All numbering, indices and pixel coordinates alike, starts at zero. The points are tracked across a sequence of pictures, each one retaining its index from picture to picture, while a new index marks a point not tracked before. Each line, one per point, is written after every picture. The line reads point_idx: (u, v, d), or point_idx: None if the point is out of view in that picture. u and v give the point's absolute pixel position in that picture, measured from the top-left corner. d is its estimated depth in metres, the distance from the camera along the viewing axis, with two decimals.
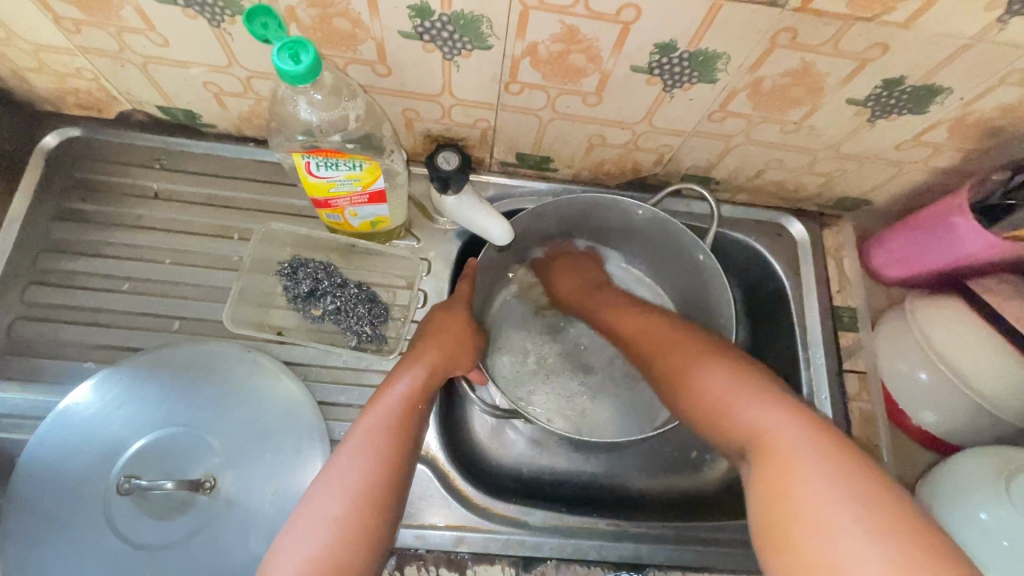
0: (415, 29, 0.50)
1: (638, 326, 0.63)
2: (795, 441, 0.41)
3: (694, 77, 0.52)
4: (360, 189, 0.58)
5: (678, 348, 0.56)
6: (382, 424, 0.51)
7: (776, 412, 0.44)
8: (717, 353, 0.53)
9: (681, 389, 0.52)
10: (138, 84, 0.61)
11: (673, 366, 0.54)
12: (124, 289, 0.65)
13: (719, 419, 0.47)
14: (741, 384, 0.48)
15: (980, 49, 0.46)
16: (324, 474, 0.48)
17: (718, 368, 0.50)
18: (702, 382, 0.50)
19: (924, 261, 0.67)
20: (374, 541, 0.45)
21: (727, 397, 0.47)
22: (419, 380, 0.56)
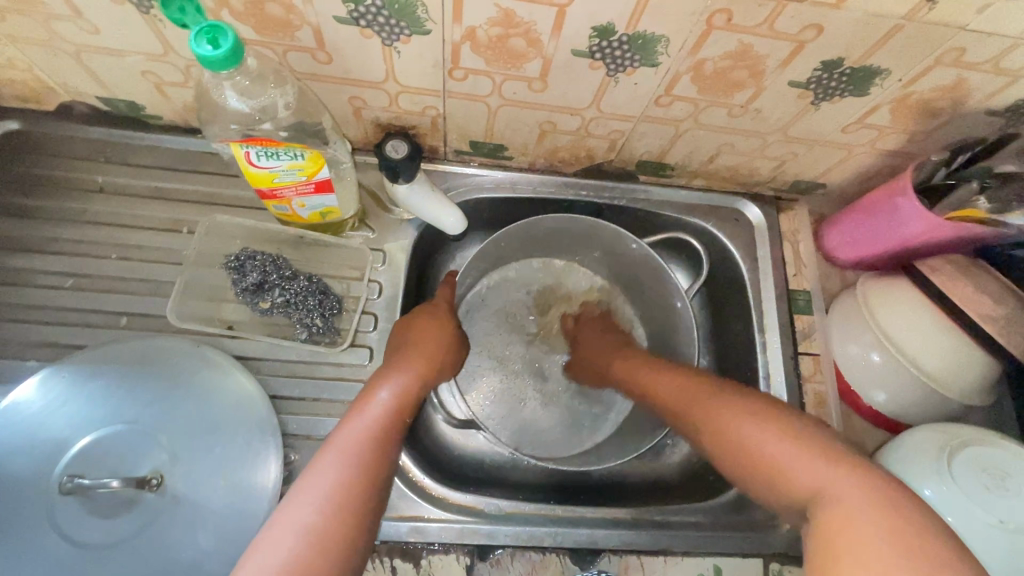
0: (350, 14, 0.48)
1: (661, 387, 0.60)
2: (860, 500, 0.40)
3: (636, 61, 0.52)
4: (305, 179, 0.57)
5: (708, 405, 0.53)
6: (367, 437, 0.49)
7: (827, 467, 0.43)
8: (751, 404, 0.51)
9: (723, 453, 0.50)
10: (74, 74, 0.59)
11: (710, 425, 0.52)
12: (68, 286, 0.63)
13: (778, 479, 0.46)
14: (797, 443, 0.46)
15: (912, 29, 0.46)
16: (305, 484, 0.46)
17: (760, 423, 0.49)
18: (750, 442, 0.48)
19: (873, 244, 0.68)
20: (348, 554, 0.43)
21: (784, 458, 0.46)
22: (401, 389, 0.55)
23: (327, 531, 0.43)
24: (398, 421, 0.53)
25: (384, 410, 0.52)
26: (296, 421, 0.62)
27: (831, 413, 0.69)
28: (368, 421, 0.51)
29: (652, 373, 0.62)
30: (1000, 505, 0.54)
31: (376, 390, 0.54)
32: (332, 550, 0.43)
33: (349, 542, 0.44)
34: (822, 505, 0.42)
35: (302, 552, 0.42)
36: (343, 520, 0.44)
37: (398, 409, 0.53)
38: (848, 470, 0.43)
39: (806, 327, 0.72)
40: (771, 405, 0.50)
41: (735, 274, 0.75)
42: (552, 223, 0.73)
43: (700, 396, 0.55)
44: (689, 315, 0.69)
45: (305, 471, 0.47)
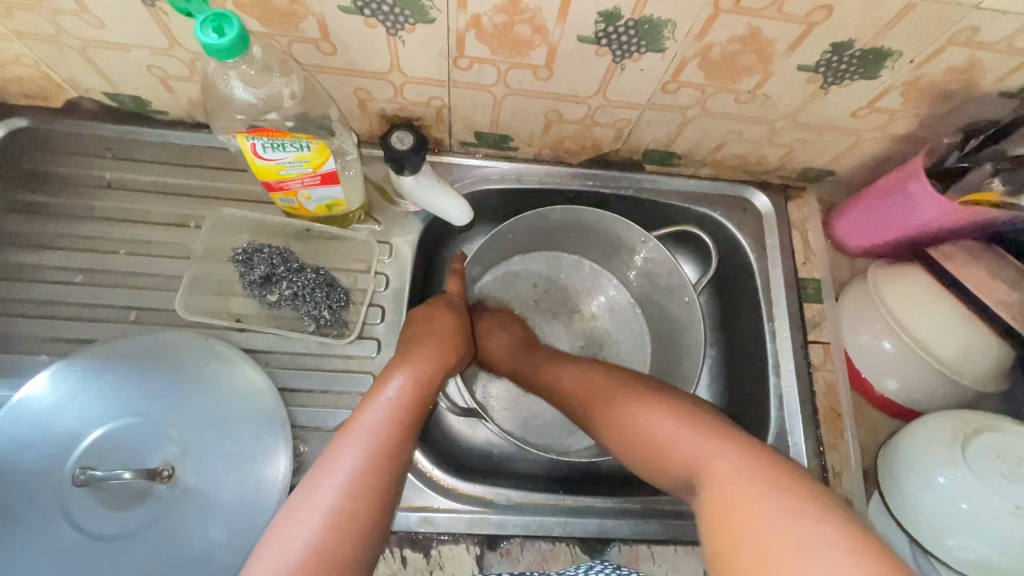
0: (354, 4, 0.48)
1: (577, 377, 0.62)
2: (746, 471, 0.41)
3: (642, 47, 0.52)
4: (311, 171, 0.57)
5: (613, 400, 0.55)
6: (386, 418, 0.50)
7: (712, 444, 0.45)
8: (655, 398, 0.53)
9: (625, 442, 0.52)
10: (81, 70, 0.60)
11: (611, 417, 0.54)
12: (78, 281, 0.64)
13: (668, 460, 0.47)
14: (687, 427, 0.48)
15: (924, 9, 0.45)
16: (325, 465, 0.46)
17: (661, 412, 0.50)
18: (647, 430, 0.50)
19: (884, 231, 0.67)
20: (369, 534, 0.44)
21: (675, 440, 0.47)
22: (420, 376, 0.55)
23: (350, 516, 0.44)
24: (417, 407, 0.53)
25: (403, 396, 0.53)
26: (305, 414, 0.62)
27: (842, 402, 0.68)
28: (387, 407, 0.51)
29: (568, 367, 0.64)
30: (1017, 492, 0.53)
31: (395, 377, 0.54)
32: (355, 534, 0.44)
33: (370, 527, 0.45)
34: (706, 481, 0.43)
35: (325, 536, 0.42)
36: (364, 506, 0.45)
37: (416, 397, 0.53)
38: (731, 450, 0.44)
39: (816, 316, 0.71)
40: (674, 399, 0.52)
41: (744, 263, 0.74)
42: (559, 217, 0.73)
43: (607, 391, 0.57)
44: (696, 308, 0.69)
45: (326, 454, 0.48)
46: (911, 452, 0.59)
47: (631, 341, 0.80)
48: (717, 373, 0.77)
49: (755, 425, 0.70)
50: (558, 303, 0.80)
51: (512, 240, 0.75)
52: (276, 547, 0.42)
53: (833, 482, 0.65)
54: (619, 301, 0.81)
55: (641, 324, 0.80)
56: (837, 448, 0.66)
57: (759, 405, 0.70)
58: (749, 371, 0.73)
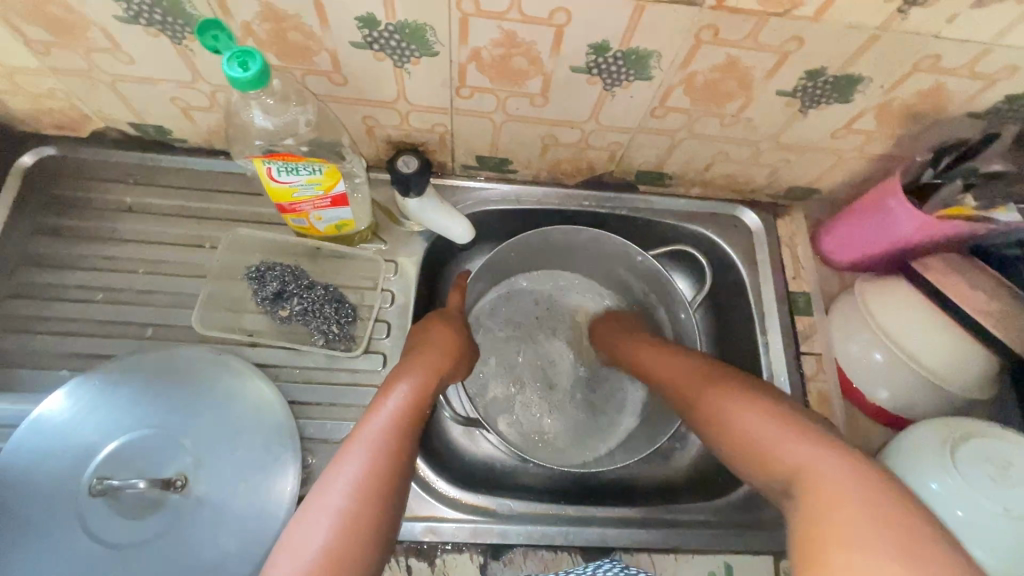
0: (364, 39, 0.53)
1: (675, 367, 0.63)
2: (845, 478, 0.42)
3: (631, 75, 0.56)
4: (322, 193, 0.61)
5: (711, 390, 0.56)
6: (389, 425, 0.52)
7: (817, 451, 0.45)
8: (752, 392, 0.54)
9: (721, 434, 0.53)
10: (109, 102, 0.64)
11: (710, 407, 0.55)
12: (98, 299, 0.67)
13: (768, 463, 0.48)
14: (785, 428, 0.49)
15: (888, 39, 0.49)
16: (332, 471, 0.49)
17: (762, 408, 0.51)
18: (744, 423, 0.51)
19: (868, 246, 0.70)
20: (376, 535, 0.46)
21: (776, 443, 0.48)
22: (420, 384, 0.58)
23: (357, 518, 0.46)
24: (416, 412, 0.55)
25: (404, 403, 0.55)
26: (314, 426, 0.64)
27: (836, 412, 0.70)
28: (390, 413, 0.53)
29: (666, 359, 0.65)
30: (1006, 494, 0.54)
31: (398, 386, 0.57)
32: (362, 535, 0.46)
33: (377, 529, 0.47)
34: (805, 481, 0.44)
35: (334, 537, 0.44)
36: (371, 507, 0.47)
37: (416, 405, 0.56)
38: (832, 456, 0.45)
39: (807, 328, 0.73)
40: (770, 395, 0.53)
41: (736, 278, 0.77)
42: (559, 236, 0.76)
43: (706, 382, 0.58)
44: (693, 325, 0.72)
45: (332, 461, 0.50)
46: (902, 458, 0.60)
47: None
48: None
49: None
50: (559, 320, 0.82)
51: (513, 258, 0.78)
52: (286, 550, 0.44)
53: None
54: None
55: None
56: None
57: None
58: None
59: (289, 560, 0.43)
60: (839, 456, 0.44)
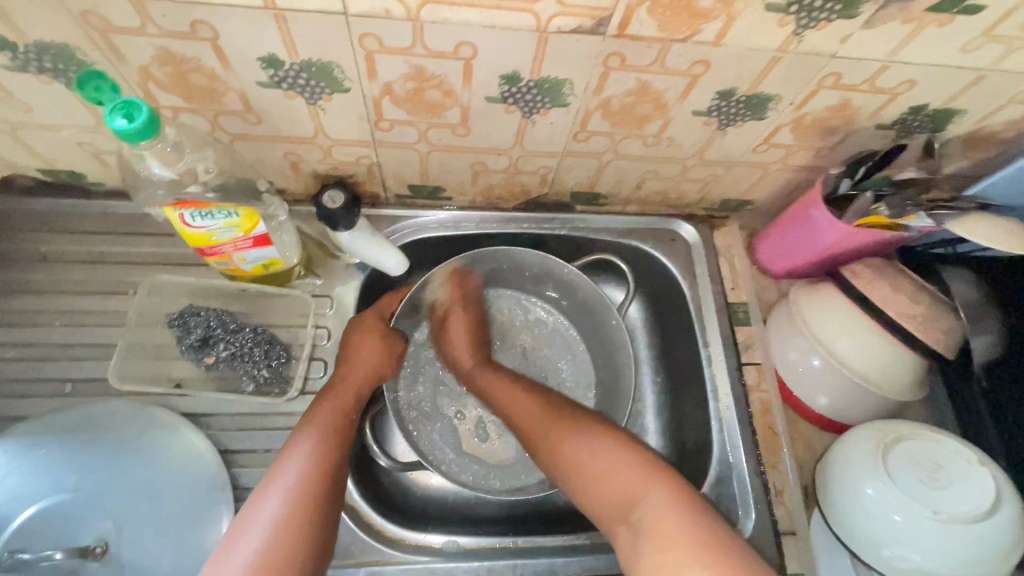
0: (271, 78, 0.51)
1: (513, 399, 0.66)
2: (667, 513, 0.47)
3: (547, 103, 0.56)
4: (242, 235, 0.59)
5: (553, 427, 0.59)
6: (325, 434, 0.54)
7: (630, 480, 0.51)
8: (603, 429, 0.57)
9: (563, 466, 0.56)
10: (12, 150, 0.61)
11: (553, 444, 0.58)
12: (10, 357, 0.63)
13: (599, 485, 0.52)
14: (623, 462, 0.53)
15: (789, 60, 0.50)
16: (267, 483, 0.50)
17: (590, 441, 0.55)
18: (580, 454, 0.55)
19: (800, 254, 0.72)
20: (313, 534, 0.48)
21: (605, 471, 0.52)
22: (348, 393, 0.60)
23: (288, 522, 0.47)
24: (348, 420, 0.58)
25: (337, 408, 0.58)
26: (248, 474, 0.61)
27: (779, 421, 0.70)
28: (324, 422, 0.56)
29: (519, 399, 0.66)
30: (934, 496, 0.56)
31: (331, 398, 0.59)
32: (298, 537, 0.47)
33: (312, 531, 0.48)
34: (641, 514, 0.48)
35: (266, 543, 0.45)
36: (302, 508, 0.48)
37: (344, 413, 0.58)
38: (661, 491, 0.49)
39: (748, 338, 0.74)
40: (619, 434, 0.55)
41: (677, 292, 0.77)
42: (488, 260, 0.75)
43: (547, 423, 0.60)
44: (624, 333, 0.71)
45: (265, 478, 0.50)
46: (839, 466, 0.61)
47: (574, 372, 0.80)
48: (663, 400, 0.80)
49: (701, 449, 0.72)
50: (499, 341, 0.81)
51: (445, 282, 0.77)
52: (228, 558, 0.45)
53: (776, 500, 0.66)
54: (558, 330, 0.82)
55: (583, 352, 0.81)
56: (777, 466, 0.68)
57: (703, 429, 0.72)
58: (691, 397, 0.75)
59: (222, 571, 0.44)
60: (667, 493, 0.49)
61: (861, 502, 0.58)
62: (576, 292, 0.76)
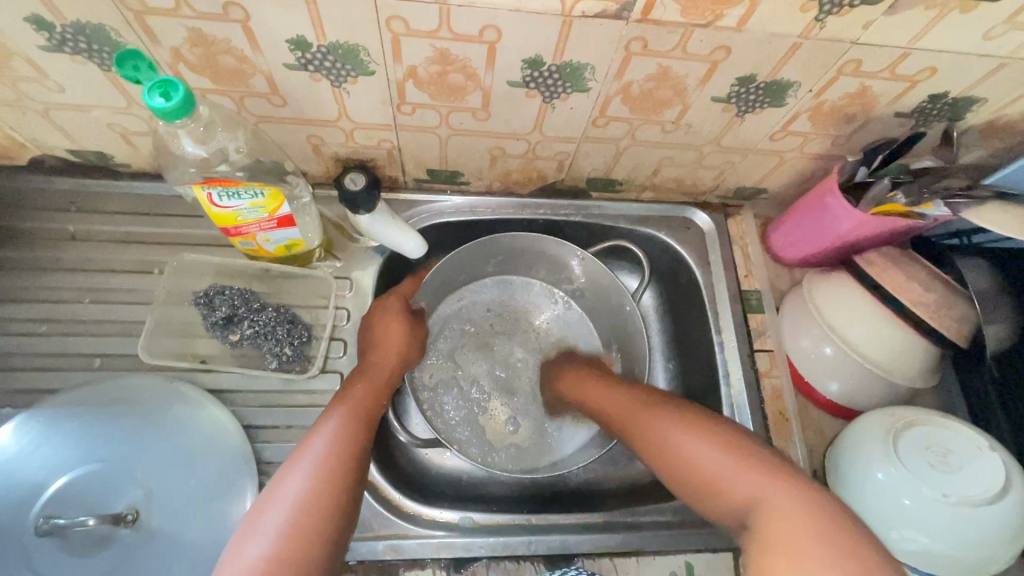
0: (298, 61, 0.52)
1: (609, 396, 0.66)
2: (797, 510, 0.46)
3: (568, 87, 0.56)
4: (267, 216, 0.60)
5: (656, 420, 0.59)
6: (352, 416, 0.56)
7: (756, 481, 0.50)
8: (701, 423, 0.56)
9: (668, 459, 0.56)
10: (45, 131, 0.63)
11: (653, 437, 0.58)
12: (41, 332, 0.65)
13: (715, 490, 0.52)
14: (736, 461, 0.52)
15: (810, 46, 0.51)
16: (294, 460, 0.52)
17: (699, 436, 0.55)
18: (691, 454, 0.54)
19: (814, 243, 0.72)
20: (337, 510, 0.49)
21: (723, 474, 0.52)
22: (375, 376, 0.62)
23: (311, 496, 0.48)
24: (376, 401, 0.60)
25: (364, 390, 0.60)
26: (271, 448, 0.63)
27: (789, 407, 0.71)
28: (353, 402, 0.58)
29: (611, 393, 0.66)
30: (945, 481, 0.56)
31: (359, 382, 0.61)
32: (322, 511, 0.48)
33: (334, 506, 0.49)
34: (759, 515, 0.48)
35: (290, 515, 0.47)
36: (326, 483, 0.50)
37: (368, 395, 0.59)
38: (784, 487, 0.48)
39: (760, 325, 0.75)
40: (725, 428, 0.55)
41: (691, 279, 0.78)
42: (508, 242, 0.76)
43: (648, 416, 0.60)
44: (638, 317, 0.73)
45: (292, 455, 0.52)
46: (850, 451, 0.62)
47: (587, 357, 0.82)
48: (674, 385, 0.81)
49: None
50: (513, 325, 0.82)
51: (462, 265, 0.78)
52: (257, 529, 0.46)
53: None
54: (573, 317, 0.83)
55: (596, 337, 0.82)
56: (787, 451, 0.69)
57: (713, 414, 0.73)
58: (703, 383, 0.76)
59: (251, 542, 0.45)
60: (795, 489, 0.48)
61: (871, 485, 0.59)
62: (590, 277, 0.78)
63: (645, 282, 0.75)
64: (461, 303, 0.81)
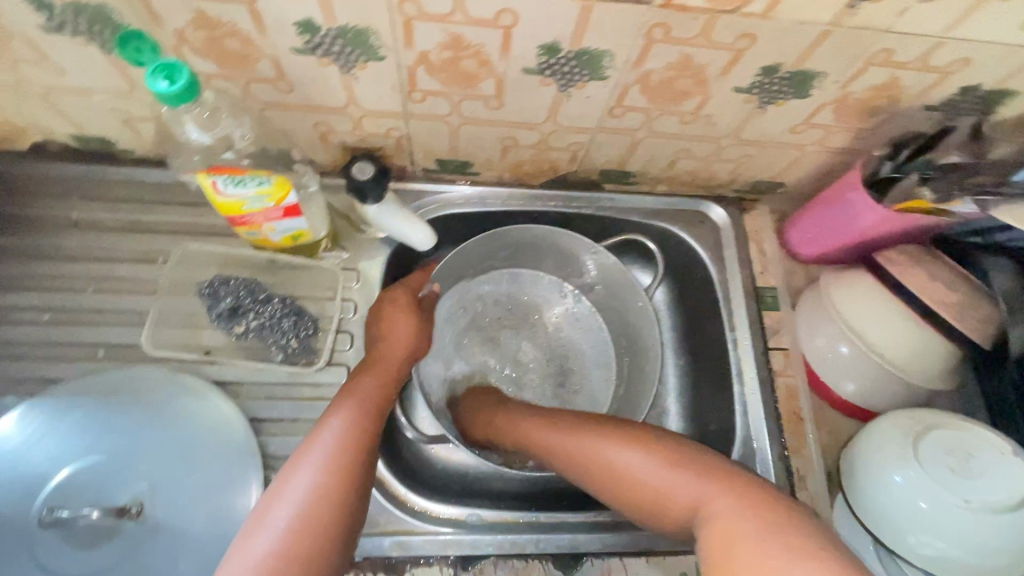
0: (306, 45, 0.50)
1: (526, 420, 0.63)
2: (737, 512, 0.44)
3: (584, 75, 0.54)
4: (273, 205, 0.58)
5: (577, 442, 0.56)
6: (362, 410, 0.55)
7: (693, 485, 0.48)
8: (625, 435, 0.55)
9: (601, 479, 0.53)
10: (46, 115, 0.61)
11: (581, 458, 0.55)
12: (44, 321, 0.64)
13: (662, 501, 0.49)
14: (670, 469, 0.50)
15: (841, 34, 0.48)
16: (302, 452, 0.51)
17: (625, 448, 0.53)
18: (621, 469, 0.52)
19: (833, 239, 0.70)
20: (345, 506, 0.48)
21: (663, 484, 0.49)
22: (386, 370, 0.61)
23: (319, 491, 0.47)
24: (387, 394, 0.59)
25: (375, 383, 0.59)
26: (276, 442, 0.62)
27: (804, 407, 0.70)
28: (363, 395, 0.57)
29: (530, 416, 0.63)
30: (966, 486, 0.55)
31: (370, 375, 0.59)
32: (331, 506, 0.47)
33: (344, 501, 0.48)
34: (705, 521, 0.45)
35: (299, 511, 0.46)
36: (336, 478, 0.49)
37: (379, 389, 0.58)
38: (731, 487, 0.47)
39: (775, 323, 0.73)
40: (646, 435, 0.54)
41: (704, 274, 0.76)
42: (518, 235, 0.74)
43: (567, 438, 0.57)
44: (650, 312, 0.71)
45: (301, 447, 0.51)
46: (867, 453, 0.61)
47: (595, 354, 0.80)
48: (685, 383, 0.80)
49: (723, 432, 0.72)
50: (522, 318, 0.81)
51: (471, 257, 0.76)
52: (265, 522, 0.46)
53: (799, 485, 0.66)
54: (583, 312, 0.81)
55: (606, 333, 0.81)
56: (801, 452, 0.68)
57: (726, 412, 0.72)
58: (715, 380, 0.75)
59: (258, 536, 0.45)
60: (738, 485, 0.47)
61: (889, 489, 0.58)
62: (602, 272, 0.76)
63: (659, 277, 0.73)
64: (470, 294, 0.80)
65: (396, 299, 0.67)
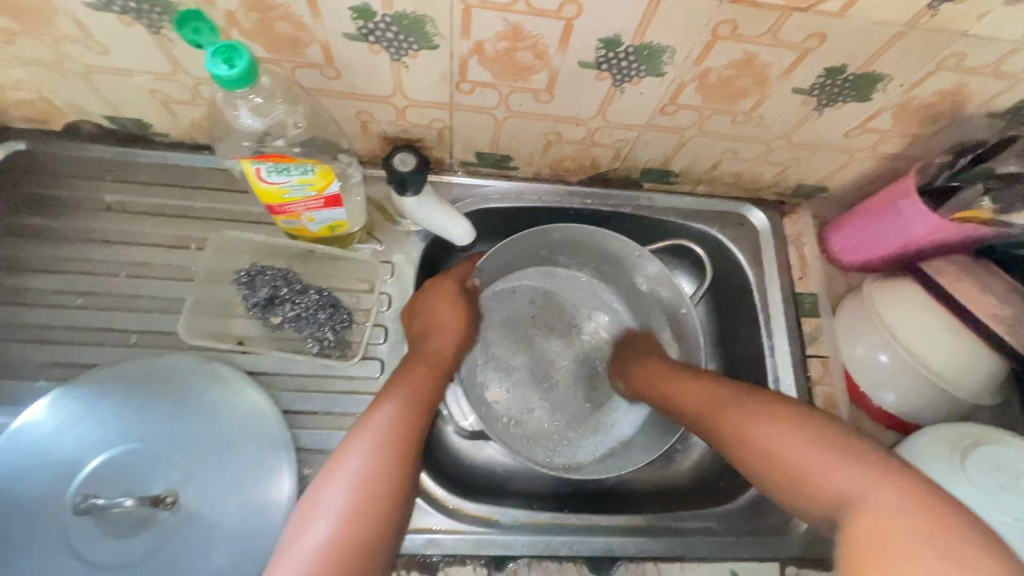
0: (359, 30, 0.49)
1: (694, 394, 0.60)
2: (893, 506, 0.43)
3: (642, 71, 0.53)
4: (314, 194, 0.57)
5: (746, 416, 0.54)
6: (412, 398, 0.54)
7: (848, 472, 0.46)
8: (783, 412, 0.53)
9: (760, 458, 0.52)
10: (84, 95, 0.60)
11: (739, 436, 0.53)
12: (77, 305, 0.63)
13: (817, 488, 0.48)
14: (832, 451, 0.48)
15: (913, 37, 0.47)
16: (354, 436, 0.50)
17: (789, 432, 0.51)
18: (785, 452, 0.50)
19: (879, 247, 0.69)
20: (394, 497, 0.47)
21: (830, 463, 0.48)
22: (426, 359, 0.60)
23: (369, 478, 0.47)
24: (434, 385, 0.57)
25: (422, 373, 0.58)
26: (309, 435, 0.62)
27: (841, 417, 0.69)
28: (412, 384, 0.55)
29: (691, 387, 0.61)
30: (1016, 504, 0.54)
31: (417, 365, 0.58)
32: (381, 496, 0.46)
33: (396, 486, 0.47)
34: (863, 509, 0.44)
35: (351, 500, 0.45)
36: (387, 465, 0.48)
37: (429, 380, 0.57)
38: (890, 483, 0.44)
39: (813, 330, 0.72)
40: (808, 414, 0.52)
41: (741, 278, 0.75)
42: (559, 236, 0.73)
43: (734, 409, 0.55)
44: (694, 321, 0.70)
45: (351, 432, 0.50)
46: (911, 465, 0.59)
47: None
48: None
49: None
50: (557, 318, 0.79)
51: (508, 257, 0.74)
52: (317, 509, 0.45)
53: None
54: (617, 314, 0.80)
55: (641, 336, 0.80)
56: None
57: None
58: None
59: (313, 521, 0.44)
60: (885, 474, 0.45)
61: None
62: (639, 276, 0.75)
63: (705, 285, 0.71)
64: (505, 289, 0.78)
65: (443, 289, 0.66)
